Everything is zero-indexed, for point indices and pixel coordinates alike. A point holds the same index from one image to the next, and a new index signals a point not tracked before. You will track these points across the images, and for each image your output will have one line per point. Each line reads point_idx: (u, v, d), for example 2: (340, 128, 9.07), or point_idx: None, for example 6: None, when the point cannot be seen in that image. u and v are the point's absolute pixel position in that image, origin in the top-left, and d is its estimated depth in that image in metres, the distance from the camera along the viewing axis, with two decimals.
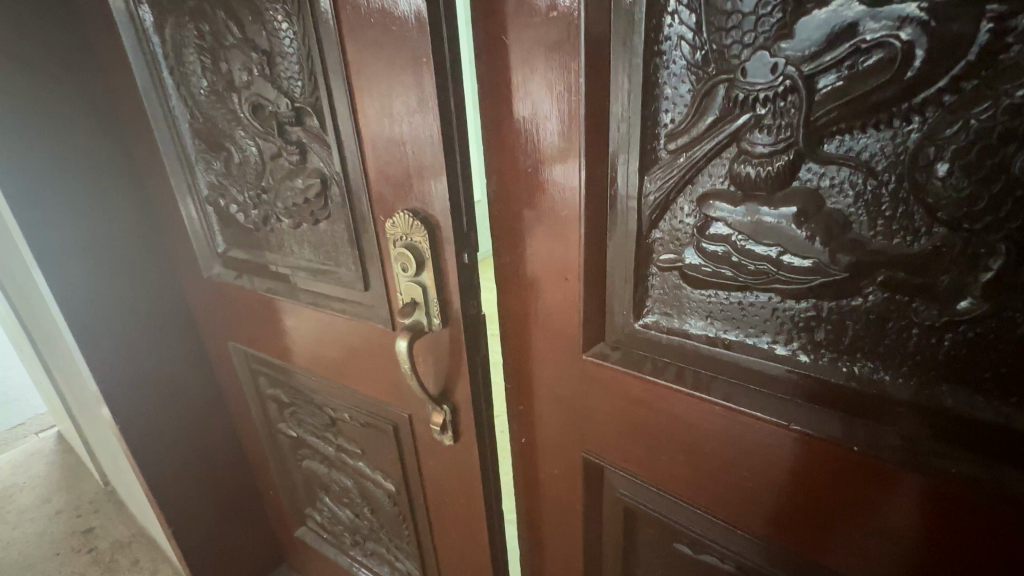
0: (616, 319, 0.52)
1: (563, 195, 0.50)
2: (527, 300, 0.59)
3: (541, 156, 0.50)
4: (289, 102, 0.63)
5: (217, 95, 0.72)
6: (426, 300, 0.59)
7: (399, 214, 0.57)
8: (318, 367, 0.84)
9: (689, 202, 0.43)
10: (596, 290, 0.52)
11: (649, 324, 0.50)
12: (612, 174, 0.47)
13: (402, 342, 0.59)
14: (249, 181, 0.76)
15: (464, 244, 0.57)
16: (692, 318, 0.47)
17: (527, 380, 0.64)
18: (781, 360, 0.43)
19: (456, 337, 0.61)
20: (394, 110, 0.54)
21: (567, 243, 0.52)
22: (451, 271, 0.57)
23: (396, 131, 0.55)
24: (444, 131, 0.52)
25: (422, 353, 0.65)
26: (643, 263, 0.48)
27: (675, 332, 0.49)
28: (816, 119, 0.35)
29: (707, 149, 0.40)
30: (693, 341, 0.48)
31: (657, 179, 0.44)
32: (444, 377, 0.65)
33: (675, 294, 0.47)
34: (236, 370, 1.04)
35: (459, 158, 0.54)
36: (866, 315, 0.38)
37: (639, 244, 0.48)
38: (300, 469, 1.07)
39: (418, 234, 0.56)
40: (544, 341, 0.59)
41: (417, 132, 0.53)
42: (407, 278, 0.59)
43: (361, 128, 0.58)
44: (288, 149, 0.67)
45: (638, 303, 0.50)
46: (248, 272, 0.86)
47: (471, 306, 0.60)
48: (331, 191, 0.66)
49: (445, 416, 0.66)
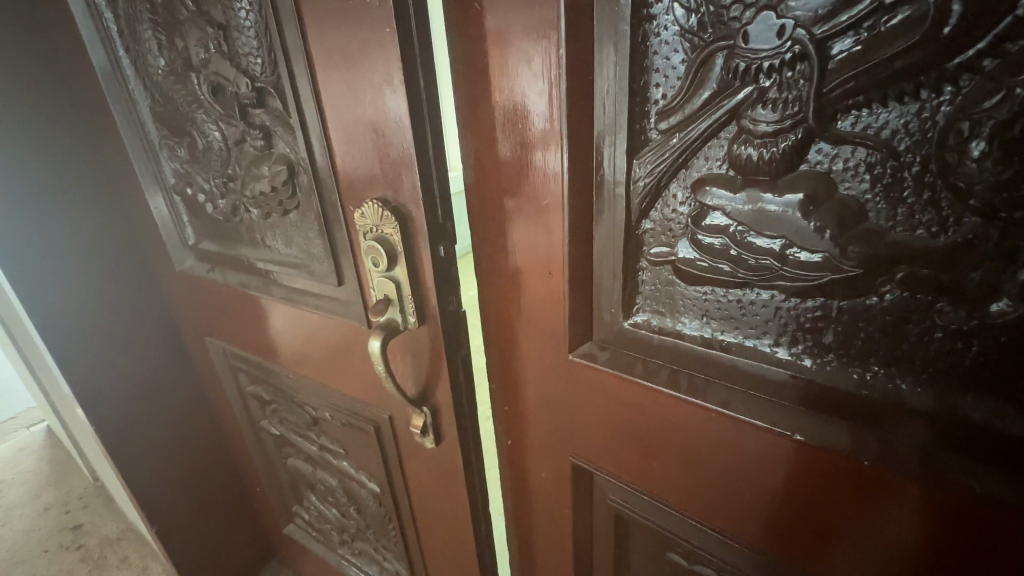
0: (604, 317, 0.48)
1: (546, 181, 0.45)
2: (509, 296, 0.54)
3: (520, 138, 0.45)
4: (249, 81, 0.58)
5: (176, 75, 0.67)
6: (400, 297, 0.55)
7: (367, 204, 0.52)
8: (297, 365, 0.80)
9: (683, 189, 0.39)
10: (582, 286, 0.48)
11: (639, 323, 0.46)
12: (598, 157, 0.42)
13: (375, 342, 0.54)
14: (214, 168, 0.70)
15: (439, 236, 0.52)
16: (685, 317, 0.43)
17: (512, 380, 0.60)
18: (785, 364, 0.39)
19: (433, 336, 0.57)
20: (359, 89, 0.49)
21: (551, 235, 0.47)
22: (426, 265, 0.53)
23: (362, 112, 0.50)
24: (413, 111, 0.47)
25: (399, 353, 0.61)
26: (633, 256, 0.44)
27: (668, 332, 0.44)
28: (829, 91, 0.30)
29: (704, 128, 0.36)
30: (687, 342, 0.44)
31: (647, 163, 0.39)
32: (423, 378, 0.60)
33: (667, 291, 0.43)
34: (215, 366, 1.00)
35: (431, 142, 0.49)
36: (882, 316, 0.33)
37: (627, 236, 0.43)
38: (285, 467, 1.04)
39: (389, 225, 0.51)
40: (528, 340, 0.55)
41: (385, 113, 0.48)
42: (379, 274, 0.54)
43: (326, 109, 0.52)
44: (252, 133, 0.61)
45: (628, 301, 0.46)
46: (220, 265, 0.81)
47: (449, 302, 0.56)
48: (298, 178, 0.61)
49: (425, 419, 0.62)
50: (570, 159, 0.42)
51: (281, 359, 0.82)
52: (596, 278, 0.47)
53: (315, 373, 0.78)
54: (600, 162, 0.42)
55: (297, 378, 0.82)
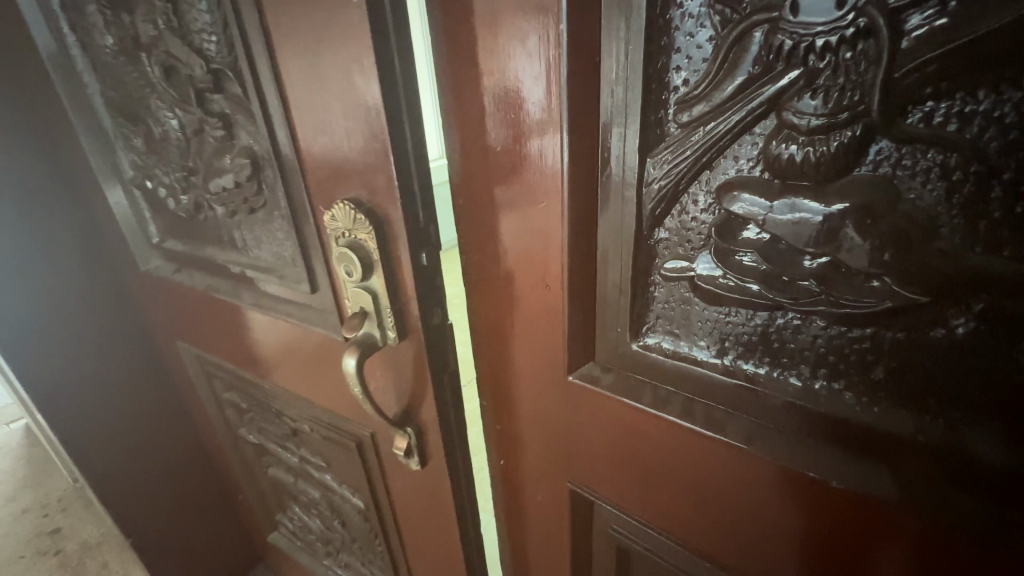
0: (608, 336, 0.42)
1: (543, 181, 0.39)
2: (501, 308, 0.48)
3: (512, 131, 0.39)
4: (204, 63, 0.51)
5: (125, 55, 0.59)
6: (378, 310, 0.49)
7: (338, 205, 0.46)
8: (272, 375, 0.74)
9: (704, 194, 0.33)
10: (582, 302, 0.42)
11: (650, 345, 0.40)
12: (603, 154, 0.36)
13: (349, 361, 0.48)
14: (174, 161, 0.63)
15: (421, 242, 0.46)
16: (703, 340, 0.37)
17: (505, 398, 0.54)
18: (822, 400, 0.33)
19: (416, 353, 0.51)
20: (325, 72, 0.42)
21: (549, 243, 0.41)
22: (406, 275, 0.47)
23: (329, 99, 0.43)
24: (387, 99, 0.41)
25: (379, 370, 0.55)
26: (643, 270, 0.38)
27: (683, 356, 0.39)
28: (900, 76, 0.24)
29: (734, 122, 0.30)
30: (704, 369, 0.38)
31: (663, 162, 0.33)
32: (405, 397, 0.55)
33: (682, 311, 0.37)
34: (190, 371, 0.94)
35: (410, 134, 0.43)
36: (949, 352, 0.28)
37: (638, 246, 0.37)
38: (266, 476, 0.98)
39: (363, 230, 0.45)
40: (522, 357, 0.50)
41: (355, 102, 0.42)
42: (353, 284, 0.48)
43: (289, 96, 0.46)
44: (210, 122, 0.54)
45: (636, 320, 0.40)
46: (187, 266, 0.74)
47: (434, 315, 0.49)
48: (263, 173, 0.54)
49: (409, 441, 0.56)
50: (571, 157, 0.36)
51: (256, 368, 0.76)
52: (598, 293, 0.41)
53: (291, 385, 0.72)
54: (606, 160, 0.36)
55: (274, 388, 0.76)
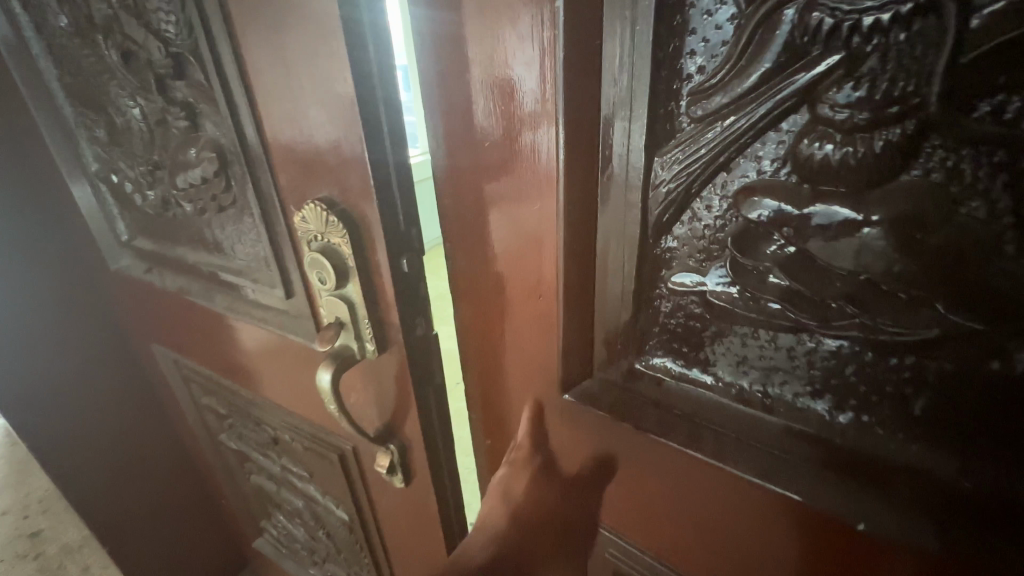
0: (606, 353, 0.38)
1: (537, 180, 0.35)
2: (489, 318, 0.44)
3: (502, 125, 0.35)
4: (162, 46, 0.46)
5: (82, 37, 0.54)
6: (355, 321, 0.44)
7: (308, 206, 0.41)
8: (251, 381, 0.70)
9: (720, 199, 0.28)
10: (579, 316, 0.38)
11: (654, 365, 0.36)
12: (603, 152, 0.31)
13: (324, 376, 0.45)
14: (138, 153, 0.58)
15: (401, 247, 0.42)
16: (715, 363, 0.33)
17: (494, 414, 0.50)
18: (848, 434, 0.30)
19: (398, 367, 0.47)
20: (292, 56, 0.38)
21: (543, 251, 0.37)
22: (386, 282, 0.42)
23: (298, 86, 0.38)
24: (361, 88, 0.36)
25: (359, 382, 0.51)
26: (647, 282, 0.34)
27: (691, 379, 0.35)
28: (966, 63, 0.20)
29: (759, 116, 0.25)
30: (714, 394, 0.34)
31: (673, 162, 0.29)
32: (388, 412, 0.51)
33: (692, 329, 0.33)
34: (167, 375, 0.89)
35: (388, 128, 0.38)
36: (1005, 389, 0.24)
37: (642, 257, 0.33)
38: (249, 483, 0.94)
39: (336, 234, 0.41)
40: (513, 372, 0.46)
41: (327, 90, 0.37)
42: (327, 292, 0.44)
43: (255, 83, 0.41)
44: (174, 112, 0.50)
45: (639, 337, 0.36)
46: (158, 265, 0.69)
47: (417, 326, 0.45)
48: (231, 168, 0.49)
49: (392, 458, 0.52)
50: (567, 156, 0.32)
51: (233, 373, 0.72)
52: (596, 306, 0.37)
53: (271, 393, 0.68)
54: (606, 158, 0.31)
55: (253, 395, 0.72)
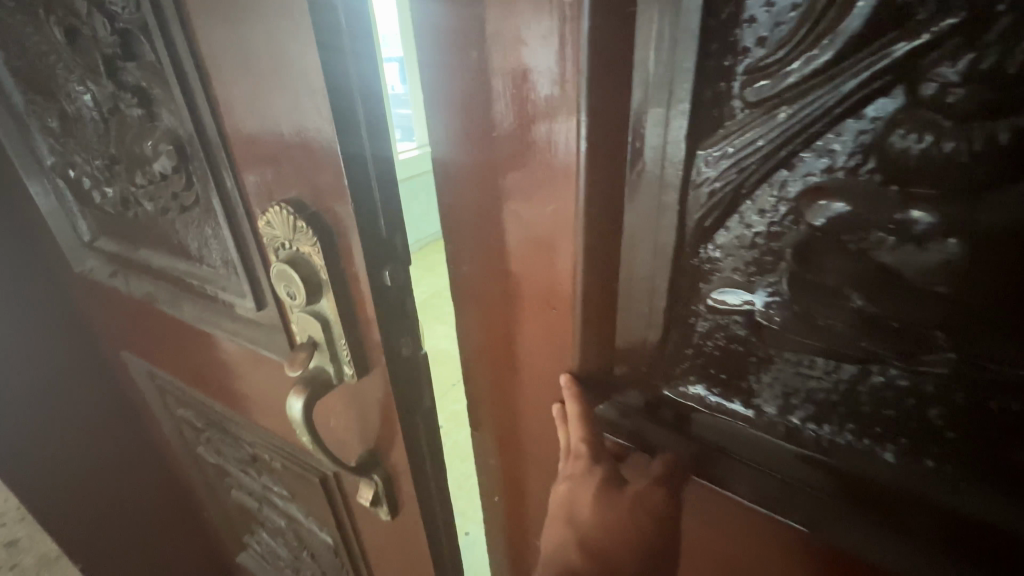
0: (626, 377, 0.33)
1: (551, 176, 0.29)
2: (491, 334, 0.39)
3: (508, 113, 0.29)
4: (109, 22, 0.40)
5: (24, 14, 0.48)
6: (330, 340, 0.39)
7: (274, 209, 0.36)
8: (227, 395, 0.64)
9: (778, 202, 0.23)
10: (596, 334, 0.32)
11: (685, 392, 0.31)
12: (631, 142, 0.26)
13: (295, 404, 0.39)
14: (94, 145, 0.52)
15: (382, 259, 0.36)
16: (761, 394, 0.28)
17: (490, 445, 0.44)
18: (926, 486, 0.25)
19: (382, 391, 0.41)
20: (256, 35, 0.32)
21: (557, 258, 0.31)
22: (365, 298, 0.37)
23: (262, 70, 0.33)
24: (333, 74, 0.30)
25: (339, 406, 0.45)
26: (681, 298, 0.29)
27: (730, 410, 0.30)
28: None
29: (838, 100, 0.20)
30: (758, 429, 0.29)
31: (722, 155, 0.24)
32: (371, 439, 0.45)
33: (735, 355, 0.28)
34: (141, 385, 0.83)
35: (364, 121, 0.32)
36: None
37: (676, 269, 0.28)
38: (230, 498, 0.88)
39: (306, 241, 0.36)
40: (517, 395, 0.40)
41: (293, 73, 0.32)
42: (299, 308, 0.39)
43: (214, 64, 0.35)
44: (126, 99, 0.44)
45: (669, 362, 0.31)
46: (123, 269, 0.62)
47: (402, 347, 0.40)
48: (191, 162, 0.43)
49: (376, 489, 0.47)
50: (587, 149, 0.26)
51: (208, 386, 0.66)
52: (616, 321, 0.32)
53: (248, 408, 0.62)
54: (636, 152, 0.26)
55: (230, 409, 0.66)
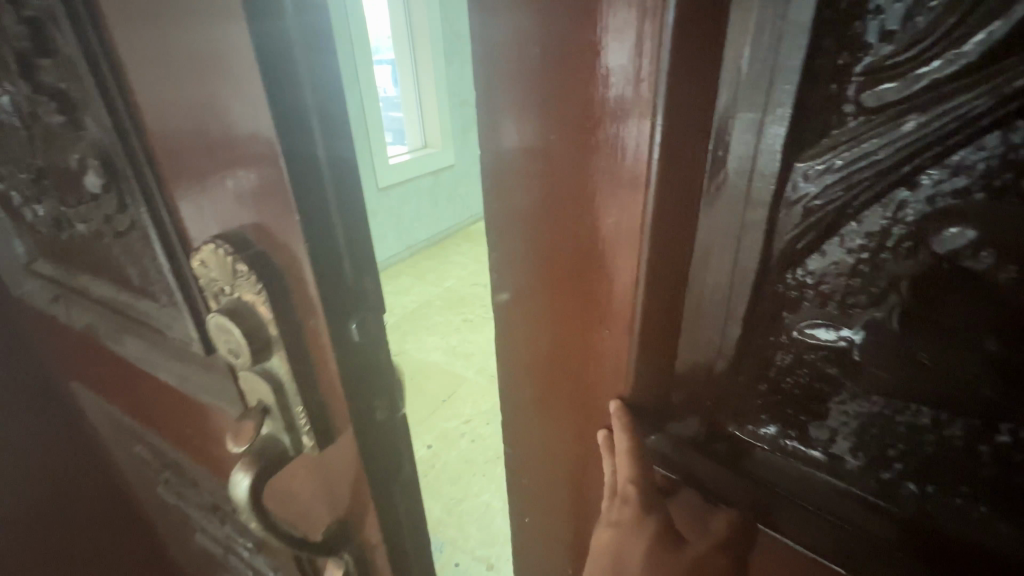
0: (686, 406, 0.30)
1: (610, 190, 0.25)
2: (523, 361, 0.35)
3: (557, 121, 0.26)
4: (18, 12, 0.34)
5: None
6: (283, 404, 0.34)
7: (209, 251, 0.31)
8: (184, 440, 0.57)
9: (891, 225, 0.20)
10: (655, 364, 0.29)
11: (755, 432, 0.28)
12: (713, 150, 0.23)
13: (241, 484, 0.33)
14: (19, 158, 0.45)
15: (343, 300, 0.32)
16: (852, 440, 0.25)
17: (514, 476, 0.41)
18: None
19: (351, 459, 0.37)
20: (189, 45, 0.27)
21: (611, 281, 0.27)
22: (326, 353, 0.33)
23: (195, 85, 0.28)
24: (273, 93, 0.26)
25: (302, 473, 0.40)
26: (759, 326, 0.26)
27: (807, 456, 0.27)
28: None
29: (988, 111, 0.17)
30: (844, 481, 0.26)
31: (826, 170, 0.21)
32: (341, 508, 0.40)
33: (822, 395, 0.25)
34: (92, 418, 0.74)
35: (318, 143, 0.28)
36: None
37: (757, 294, 0.25)
38: (194, 544, 0.79)
39: (250, 290, 0.30)
40: (553, 428, 0.36)
41: (232, 91, 0.27)
42: (244, 369, 0.33)
43: (145, 77, 0.30)
44: (44, 102, 0.37)
45: (739, 397, 0.28)
46: (64, 298, 0.54)
47: (375, 411, 0.36)
48: (121, 177, 0.35)
49: (345, 569, 0.41)
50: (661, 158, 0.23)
51: (163, 429, 0.59)
52: (678, 349, 0.29)
53: (205, 455, 0.55)
54: (717, 162, 0.23)
55: (184, 455, 0.59)
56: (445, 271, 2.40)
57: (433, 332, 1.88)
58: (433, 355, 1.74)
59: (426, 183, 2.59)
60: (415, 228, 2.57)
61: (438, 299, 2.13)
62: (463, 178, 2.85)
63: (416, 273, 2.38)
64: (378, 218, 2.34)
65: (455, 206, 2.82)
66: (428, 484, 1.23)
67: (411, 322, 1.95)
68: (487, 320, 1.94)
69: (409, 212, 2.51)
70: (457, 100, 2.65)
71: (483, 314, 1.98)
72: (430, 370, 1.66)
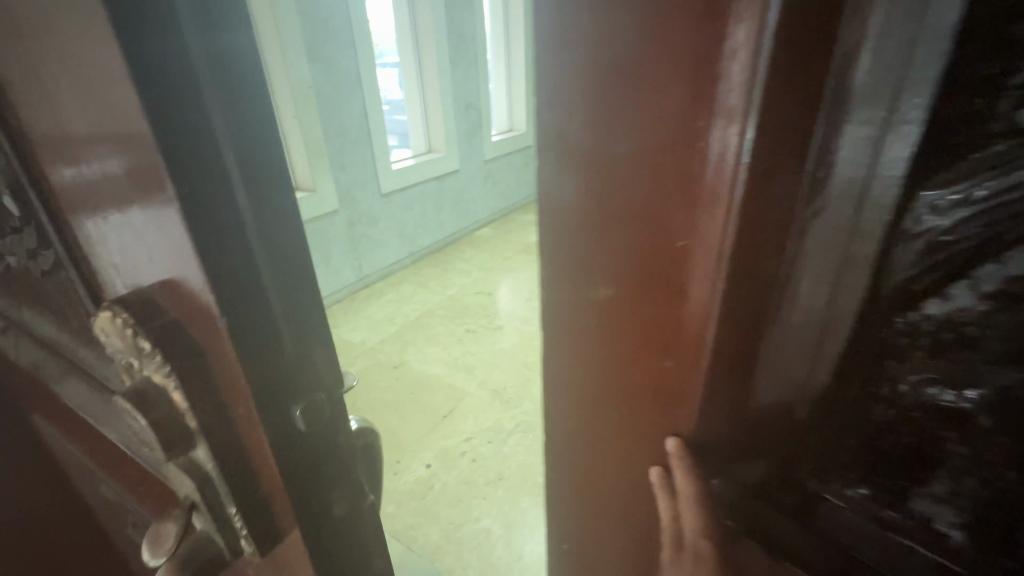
0: (783, 422, 0.34)
1: (706, 221, 0.28)
2: (606, 375, 0.38)
3: (664, 164, 0.29)
4: None
5: None
6: (218, 499, 0.36)
7: (107, 325, 0.31)
8: (144, 488, 0.51)
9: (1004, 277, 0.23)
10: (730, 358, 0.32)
11: (852, 451, 0.32)
12: (813, 165, 0.27)
13: None
14: None
15: (267, 363, 0.32)
16: (957, 458, 0.28)
17: (578, 469, 0.44)
18: None
19: (300, 552, 0.39)
20: (76, 84, 0.27)
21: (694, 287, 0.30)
22: (258, 445, 0.34)
23: (93, 133, 0.28)
24: (164, 141, 0.25)
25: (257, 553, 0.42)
26: (871, 358, 0.29)
27: (907, 476, 0.30)
28: None
29: None
30: (943, 499, 0.29)
31: (952, 201, 0.24)
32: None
33: (935, 413, 0.28)
34: (48, 447, 0.67)
35: (238, 193, 0.28)
36: None
37: (866, 328, 0.29)
38: None
39: (168, 384, 0.31)
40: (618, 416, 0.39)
41: (125, 153, 0.26)
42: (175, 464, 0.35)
43: (52, 126, 0.30)
44: None
45: (839, 409, 0.31)
46: (12, 328, 0.49)
47: (329, 507, 0.40)
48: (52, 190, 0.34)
49: None
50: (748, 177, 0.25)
51: (123, 473, 0.53)
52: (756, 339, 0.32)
53: (155, 503, 0.49)
54: (818, 180, 0.27)
55: (133, 499, 0.53)
56: (448, 279, 2.35)
57: (434, 343, 1.83)
58: (435, 367, 1.69)
59: (430, 189, 2.54)
60: (418, 234, 2.52)
61: (440, 308, 2.08)
62: (468, 184, 2.81)
63: (419, 280, 2.34)
64: (381, 225, 2.30)
65: (458, 212, 2.78)
66: (425, 506, 1.17)
67: (412, 332, 1.90)
68: (490, 331, 1.89)
69: (413, 218, 2.46)
70: (462, 106, 2.62)
71: (487, 324, 1.93)
72: (430, 383, 1.61)
